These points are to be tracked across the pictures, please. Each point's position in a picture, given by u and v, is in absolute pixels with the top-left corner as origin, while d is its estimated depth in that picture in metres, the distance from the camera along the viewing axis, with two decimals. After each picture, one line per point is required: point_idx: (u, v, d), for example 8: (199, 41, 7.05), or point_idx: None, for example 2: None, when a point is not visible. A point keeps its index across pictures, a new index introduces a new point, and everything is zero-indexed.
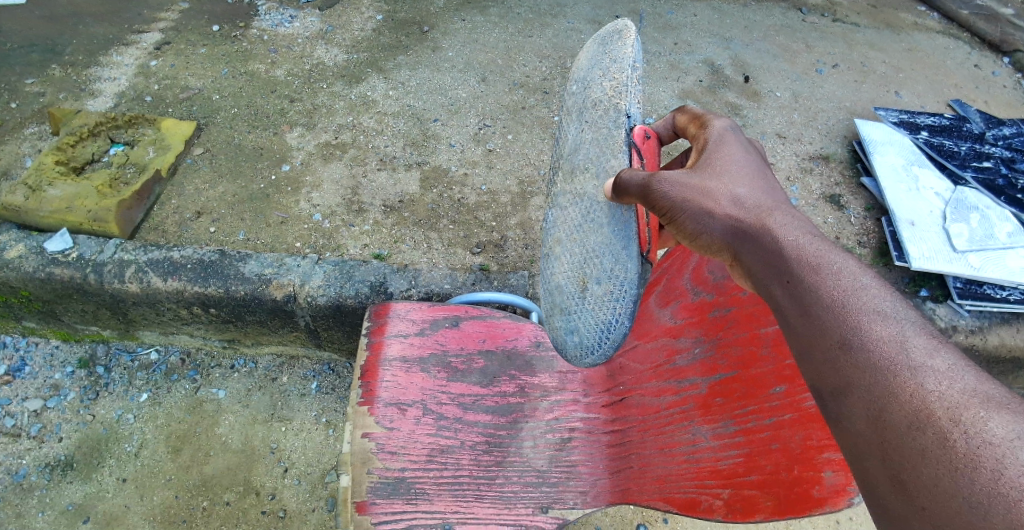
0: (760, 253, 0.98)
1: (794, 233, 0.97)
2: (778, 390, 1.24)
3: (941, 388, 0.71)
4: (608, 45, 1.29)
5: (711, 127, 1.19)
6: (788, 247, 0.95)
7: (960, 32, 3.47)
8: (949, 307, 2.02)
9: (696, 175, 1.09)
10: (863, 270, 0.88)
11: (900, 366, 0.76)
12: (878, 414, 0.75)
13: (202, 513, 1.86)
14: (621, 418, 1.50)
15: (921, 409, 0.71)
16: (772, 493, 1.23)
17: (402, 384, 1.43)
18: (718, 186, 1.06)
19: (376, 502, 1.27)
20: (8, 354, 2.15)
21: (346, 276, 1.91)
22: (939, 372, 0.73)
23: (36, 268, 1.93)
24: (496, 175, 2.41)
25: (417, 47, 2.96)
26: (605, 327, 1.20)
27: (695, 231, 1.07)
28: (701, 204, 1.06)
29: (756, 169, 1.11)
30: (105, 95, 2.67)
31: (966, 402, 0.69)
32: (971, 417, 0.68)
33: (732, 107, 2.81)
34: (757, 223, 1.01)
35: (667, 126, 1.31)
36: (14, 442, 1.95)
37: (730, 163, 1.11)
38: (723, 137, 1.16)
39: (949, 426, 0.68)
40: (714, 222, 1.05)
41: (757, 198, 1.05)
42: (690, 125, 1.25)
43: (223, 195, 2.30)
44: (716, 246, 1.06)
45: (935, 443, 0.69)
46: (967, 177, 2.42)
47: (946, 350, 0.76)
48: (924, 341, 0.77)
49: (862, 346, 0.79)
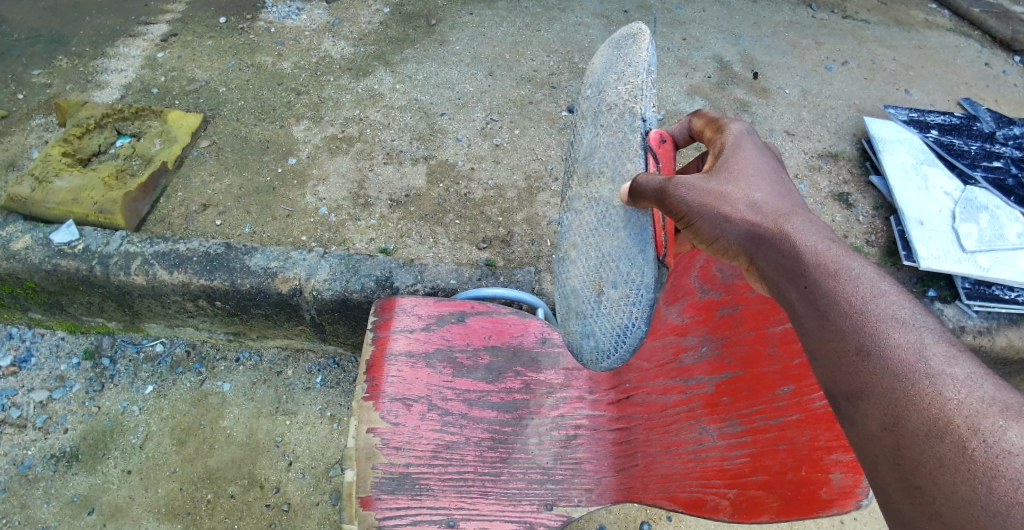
0: (777, 259, 0.99)
1: (812, 239, 0.97)
2: (784, 390, 1.27)
3: (961, 395, 0.71)
4: (622, 50, 1.28)
5: (728, 130, 1.18)
6: (806, 252, 0.95)
7: (971, 30, 3.44)
8: (957, 308, 2.01)
9: (713, 179, 1.08)
10: (881, 276, 0.88)
11: (918, 373, 0.75)
12: (895, 420, 0.74)
13: (206, 506, 1.86)
14: (626, 416, 1.49)
15: (939, 417, 0.71)
16: (779, 494, 1.26)
17: (408, 379, 1.43)
18: (735, 191, 1.07)
19: (380, 497, 1.27)
20: (13, 345, 2.15)
21: (352, 270, 1.91)
22: (958, 379, 0.72)
23: (42, 259, 1.93)
24: (503, 170, 2.40)
25: (424, 41, 2.95)
26: (621, 331, 1.20)
27: (711, 235, 1.07)
28: (718, 209, 1.06)
29: (773, 174, 1.11)
30: (111, 87, 2.67)
31: (986, 410, 0.68)
32: (991, 426, 0.67)
33: (741, 103, 2.79)
34: (775, 229, 1.01)
35: (683, 129, 1.29)
36: (19, 433, 1.96)
37: (747, 167, 1.11)
38: (739, 140, 1.16)
39: (968, 435, 0.68)
40: (730, 226, 1.05)
41: (774, 203, 1.05)
42: (706, 129, 1.24)
43: (228, 188, 2.29)
44: (733, 251, 1.07)
45: (952, 451, 0.68)
46: (976, 176, 2.40)
47: (964, 358, 0.75)
48: (943, 349, 0.76)
49: (880, 352, 0.79)
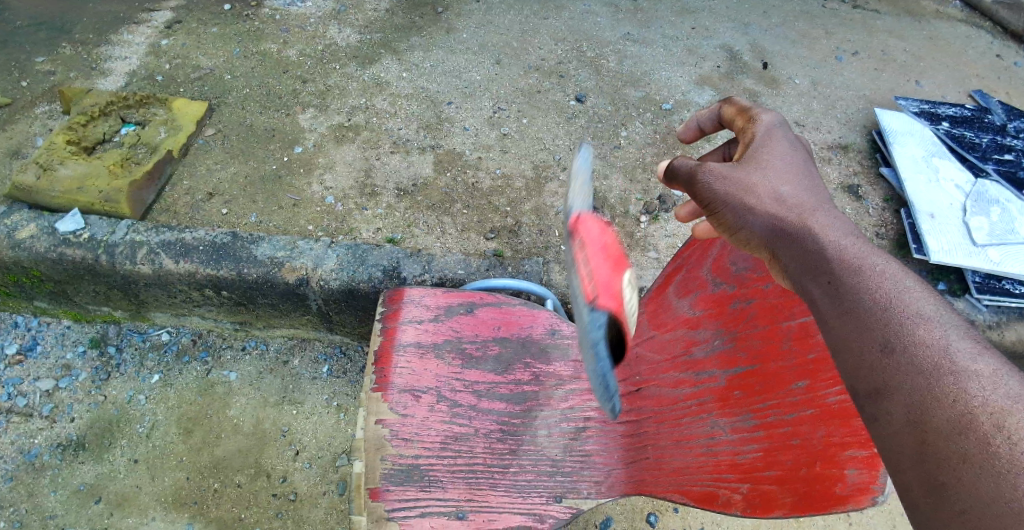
0: (799, 253, 0.97)
1: (838, 235, 0.95)
2: (797, 386, 1.26)
3: (986, 392, 0.70)
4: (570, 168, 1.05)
5: (759, 121, 1.15)
6: (830, 247, 0.94)
7: (982, 20, 3.40)
8: (968, 302, 1.99)
9: (741, 169, 1.07)
10: (905, 273, 0.87)
11: (943, 370, 0.74)
12: (920, 417, 0.73)
13: (213, 495, 1.86)
14: (636, 409, 1.47)
15: (963, 415, 0.70)
16: (793, 490, 1.22)
17: (417, 371, 1.43)
18: (762, 183, 1.05)
19: (389, 489, 1.26)
20: (20, 333, 2.15)
21: (359, 260, 1.90)
22: (983, 376, 0.72)
23: (47, 248, 1.92)
24: (511, 159, 2.38)
25: (431, 29, 2.92)
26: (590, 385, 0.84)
27: (735, 225, 1.06)
28: (743, 200, 1.04)
29: (803, 168, 1.08)
30: (115, 75, 2.64)
31: (1011, 407, 0.68)
32: (1015, 424, 0.66)
33: (750, 94, 2.76)
34: (798, 222, 0.99)
35: (711, 115, 1.23)
36: (25, 421, 1.96)
37: (776, 159, 1.08)
38: (770, 133, 1.13)
39: (992, 432, 0.67)
40: (755, 218, 1.03)
41: (799, 197, 1.03)
42: (737, 118, 1.20)
43: (234, 177, 2.28)
44: (754, 243, 1.04)
45: (976, 447, 0.67)
46: (988, 169, 2.38)
47: (989, 355, 0.75)
48: (968, 346, 0.75)
49: (905, 348, 0.78)
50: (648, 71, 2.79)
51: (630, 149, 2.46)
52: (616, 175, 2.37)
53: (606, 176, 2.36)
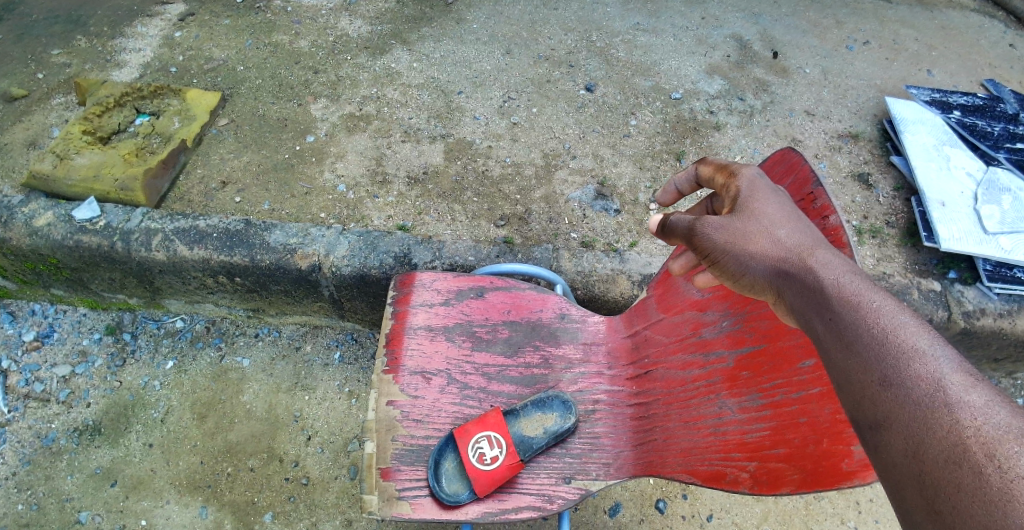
0: (802, 293, 0.97)
1: (836, 272, 0.96)
2: (806, 364, 1.17)
3: (978, 423, 0.71)
4: (556, 411, 1.44)
5: (741, 175, 1.15)
6: (828, 284, 0.94)
7: (996, 10, 3.37)
8: (979, 290, 1.98)
9: (737, 218, 1.08)
10: (902, 309, 0.88)
11: (938, 402, 0.75)
12: (916, 448, 0.74)
13: (227, 479, 1.89)
14: (644, 391, 1.50)
15: (957, 445, 0.71)
16: (801, 467, 1.14)
17: (427, 353, 1.46)
18: (760, 231, 1.05)
19: (400, 469, 1.29)
20: (37, 321, 2.19)
21: (370, 247, 1.92)
22: (975, 407, 0.73)
23: (64, 236, 1.96)
24: (521, 148, 2.39)
25: (441, 19, 2.94)
26: (427, 463, 1.30)
27: (737, 272, 1.06)
28: (743, 247, 1.05)
29: (794, 212, 1.08)
30: (130, 66, 2.68)
31: (1002, 437, 0.69)
32: (1007, 452, 0.67)
33: (760, 83, 2.75)
34: (800, 264, 0.99)
35: (688, 178, 1.27)
36: (43, 406, 2.00)
37: (767, 206, 1.09)
38: (754, 184, 1.13)
39: (984, 461, 0.68)
40: (756, 263, 1.04)
41: (796, 238, 1.03)
42: (716, 175, 1.20)
43: (247, 165, 2.31)
44: (759, 286, 1.05)
45: (970, 477, 0.68)
46: (999, 158, 2.37)
47: (982, 385, 0.75)
48: (961, 378, 0.76)
49: (901, 382, 0.79)
50: (656, 61, 2.80)
51: (640, 137, 2.47)
52: (626, 164, 2.38)
53: (615, 165, 2.37)
